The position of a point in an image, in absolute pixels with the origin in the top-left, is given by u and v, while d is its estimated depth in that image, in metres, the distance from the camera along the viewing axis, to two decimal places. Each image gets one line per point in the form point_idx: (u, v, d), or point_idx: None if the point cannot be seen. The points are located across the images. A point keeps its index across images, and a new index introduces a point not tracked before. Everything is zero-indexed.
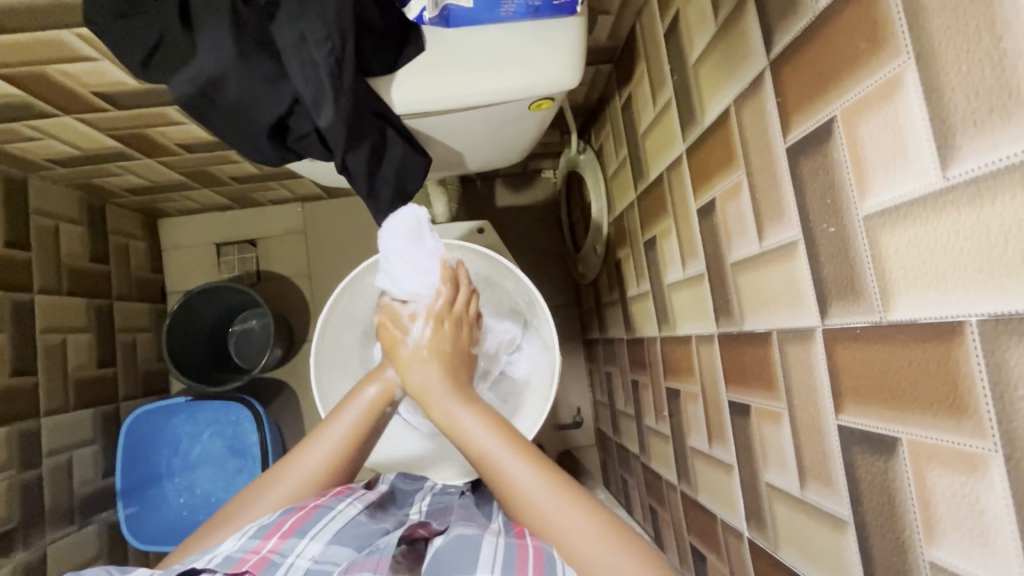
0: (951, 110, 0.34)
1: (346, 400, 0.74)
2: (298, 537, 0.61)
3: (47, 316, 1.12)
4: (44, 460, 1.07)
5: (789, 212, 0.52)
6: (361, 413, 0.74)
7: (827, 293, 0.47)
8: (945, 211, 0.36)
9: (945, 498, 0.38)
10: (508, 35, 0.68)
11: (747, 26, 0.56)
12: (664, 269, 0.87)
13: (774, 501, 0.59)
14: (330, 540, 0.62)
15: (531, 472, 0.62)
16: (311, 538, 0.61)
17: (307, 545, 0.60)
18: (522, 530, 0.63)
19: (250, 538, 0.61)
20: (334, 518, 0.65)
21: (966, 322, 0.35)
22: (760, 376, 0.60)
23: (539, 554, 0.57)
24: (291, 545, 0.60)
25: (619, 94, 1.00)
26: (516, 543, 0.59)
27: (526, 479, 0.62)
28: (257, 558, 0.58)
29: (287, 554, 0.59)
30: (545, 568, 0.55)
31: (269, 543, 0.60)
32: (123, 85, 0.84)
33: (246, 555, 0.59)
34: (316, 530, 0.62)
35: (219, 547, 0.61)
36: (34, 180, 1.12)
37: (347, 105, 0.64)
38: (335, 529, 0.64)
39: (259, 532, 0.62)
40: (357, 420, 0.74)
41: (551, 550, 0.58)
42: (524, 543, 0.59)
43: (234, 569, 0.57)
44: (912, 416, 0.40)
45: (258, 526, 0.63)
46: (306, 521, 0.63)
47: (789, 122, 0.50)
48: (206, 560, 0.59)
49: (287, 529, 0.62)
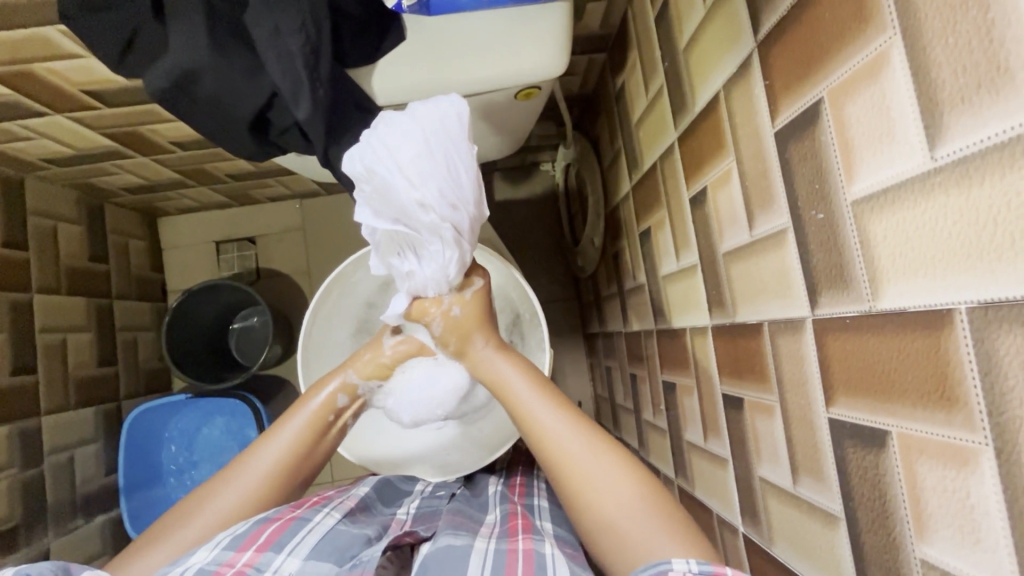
0: (939, 87, 0.33)
1: (292, 408, 0.72)
2: (275, 552, 0.61)
3: (47, 316, 1.13)
4: (46, 458, 1.08)
5: (778, 200, 0.50)
6: (303, 425, 0.71)
7: (816, 281, 0.46)
8: (933, 193, 0.34)
9: (935, 494, 0.37)
10: (490, 23, 0.66)
11: (737, 7, 0.54)
12: (659, 260, 0.85)
13: (767, 496, 0.58)
14: (308, 556, 0.62)
15: (580, 439, 0.61)
16: (288, 553, 0.62)
17: (284, 560, 0.61)
18: (511, 537, 0.65)
19: (224, 550, 0.61)
20: (311, 530, 0.66)
21: (954, 310, 0.34)
22: (752, 369, 0.58)
23: (527, 564, 0.59)
24: (268, 560, 0.61)
25: (613, 82, 0.98)
26: (505, 551, 0.62)
27: (571, 435, 0.62)
28: (232, 572, 0.58)
29: (264, 568, 0.60)
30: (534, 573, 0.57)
31: (244, 556, 0.60)
32: (110, 83, 0.83)
33: (221, 568, 0.59)
34: (293, 545, 0.63)
35: (190, 558, 0.60)
36: (31, 180, 1.13)
37: (325, 96, 0.63)
38: (313, 543, 0.64)
39: (233, 543, 0.61)
40: (299, 434, 0.71)
41: (540, 555, 0.60)
42: (513, 555, 0.60)
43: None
44: (902, 409, 0.38)
45: (232, 536, 0.63)
46: (283, 534, 0.64)
47: (777, 106, 0.49)
48: (178, 573, 0.58)
49: (262, 543, 0.62)
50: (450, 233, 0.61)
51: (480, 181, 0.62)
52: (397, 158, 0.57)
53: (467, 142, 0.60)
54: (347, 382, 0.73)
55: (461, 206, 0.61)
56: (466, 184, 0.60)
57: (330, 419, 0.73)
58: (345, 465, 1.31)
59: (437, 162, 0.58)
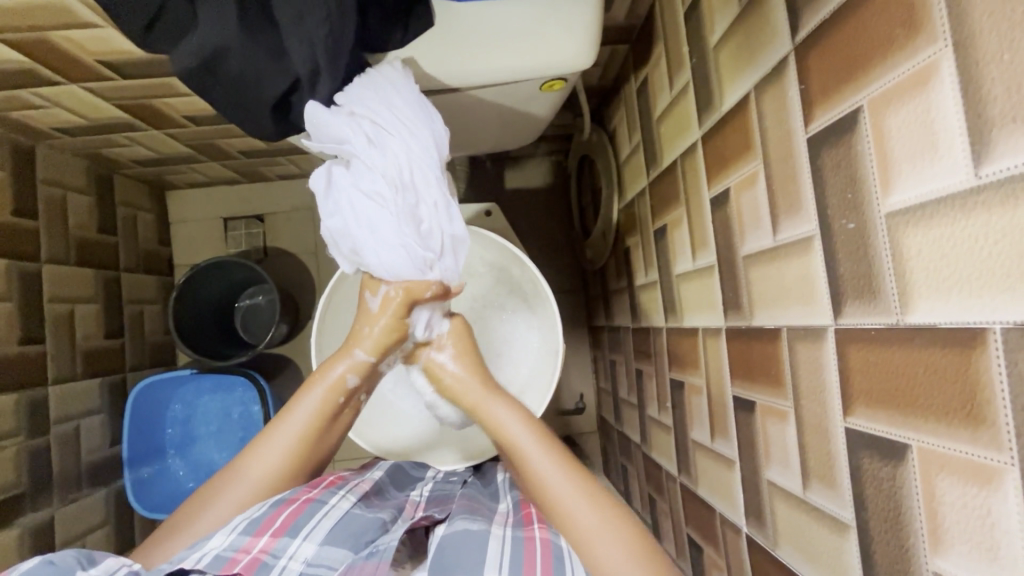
0: (990, 104, 0.32)
1: (309, 379, 0.70)
2: (291, 537, 0.63)
3: (56, 286, 1.13)
4: (53, 427, 1.09)
5: (806, 207, 0.50)
6: (313, 413, 0.69)
7: (841, 290, 0.46)
8: (976, 211, 0.34)
9: (954, 509, 0.37)
10: (517, 16, 0.67)
11: (773, 8, 0.53)
12: (673, 259, 0.85)
13: (775, 499, 0.59)
14: (323, 541, 0.64)
15: (560, 471, 0.64)
16: (304, 537, 0.63)
17: (300, 545, 0.62)
18: (526, 526, 0.66)
19: (240, 535, 0.62)
20: (326, 514, 0.67)
21: (989, 330, 0.33)
22: (766, 373, 0.59)
23: (546, 557, 0.60)
24: (284, 545, 0.62)
25: (635, 76, 0.97)
26: (522, 538, 0.63)
27: (547, 463, 0.65)
28: (248, 559, 0.60)
29: (279, 555, 0.61)
30: (553, 567, 0.59)
31: (260, 542, 0.61)
32: (128, 54, 0.82)
33: (237, 554, 0.60)
34: (308, 529, 0.64)
35: (207, 542, 0.62)
36: (41, 148, 1.12)
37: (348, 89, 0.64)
38: (328, 527, 0.65)
39: (249, 528, 0.62)
40: (310, 420, 0.69)
41: (557, 547, 0.62)
42: (531, 543, 0.62)
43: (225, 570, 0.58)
44: (925, 423, 0.38)
45: (247, 520, 0.64)
46: (298, 518, 0.65)
47: (812, 111, 0.48)
48: (195, 559, 0.59)
49: (278, 528, 0.63)
50: (381, 146, 0.67)
51: (424, 107, 0.68)
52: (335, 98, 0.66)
53: (406, 82, 0.67)
54: (354, 362, 0.70)
55: (391, 120, 0.66)
56: (400, 106, 0.66)
57: (339, 403, 0.71)
58: (346, 445, 1.32)
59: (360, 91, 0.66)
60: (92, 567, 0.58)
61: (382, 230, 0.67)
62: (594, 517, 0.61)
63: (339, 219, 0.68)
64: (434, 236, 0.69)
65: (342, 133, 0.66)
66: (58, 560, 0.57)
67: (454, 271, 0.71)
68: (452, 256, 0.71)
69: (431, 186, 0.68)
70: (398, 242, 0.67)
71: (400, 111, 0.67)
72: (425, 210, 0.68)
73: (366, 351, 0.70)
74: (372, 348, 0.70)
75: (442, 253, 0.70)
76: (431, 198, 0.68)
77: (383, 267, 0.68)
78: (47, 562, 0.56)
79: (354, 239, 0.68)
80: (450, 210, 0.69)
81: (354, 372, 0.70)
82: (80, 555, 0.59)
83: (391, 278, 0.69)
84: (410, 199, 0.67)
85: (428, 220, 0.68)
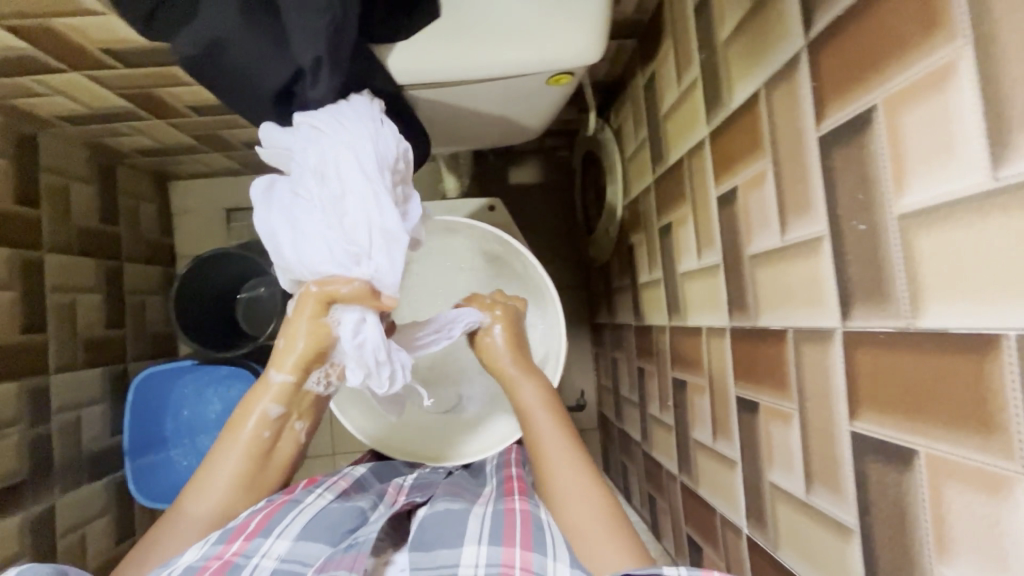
0: (1011, 105, 0.31)
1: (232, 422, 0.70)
2: (264, 537, 0.62)
3: (58, 275, 1.13)
4: (54, 416, 1.09)
5: (816, 207, 0.49)
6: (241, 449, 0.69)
7: (851, 292, 0.45)
8: (992, 214, 0.33)
9: (962, 517, 0.36)
10: (523, 10, 0.66)
11: (785, 3, 0.52)
12: (678, 257, 0.84)
13: (777, 501, 0.58)
14: (299, 536, 0.63)
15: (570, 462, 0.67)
16: (276, 536, 0.62)
17: (273, 543, 0.61)
18: (506, 499, 0.67)
19: (213, 545, 0.61)
20: (301, 512, 0.66)
21: (1003, 336, 0.33)
22: (771, 375, 0.58)
23: (526, 528, 0.60)
24: (257, 545, 0.61)
25: (642, 71, 0.95)
26: (502, 511, 0.63)
27: (561, 452, 0.68)
28: (219, 563, 0.59)
29: (251, 555, 0.60)
30: (533, 541, 0.58)
31: (233, 547, 0.61)
32: (131, 43, 0.82)
33: (208, 562, 0.59)
34: (281, 528, 0.63)
35: (179, 558, 0.61)
36: (44, 137, 1.11)
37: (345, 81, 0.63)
38: (304, 523, 0.65)
39: (222, 537, 0.62)
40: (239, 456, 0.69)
41: (537, 520, 0.62)
42: (511, 515, 0.62)
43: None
44: (934, 429, 0.38)
45: (220, 532, 0.63)
46: (272, 520, 0.64)
47: (823, 110, 0.47)
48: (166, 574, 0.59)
49: (250, 531, 0.62)
50: (316, 149, 0.63)
51: (370, 117, 0.65)
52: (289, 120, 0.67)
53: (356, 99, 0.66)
54: (275, 389, 0.68)
55: (330, 125, 0.64)
56: (339, 115, 0.64)
57: (268, 437, 0.70)
58: (347, 439, 1.32)
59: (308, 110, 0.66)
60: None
61: (309, 229, 0.63)
62: (579, 484, 0.65)
63: (270, 226, 0.65)
64: (363, 234, 0.62)
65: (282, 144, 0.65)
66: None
67: (389, 274, 0.62)
68: (385, 254, 0.62)
69: (359, 181, 0.62)
70: (321, 241, 0.63)
71: (338, 118, 0.64)
72: (355, 208, 0.62)
73: (284, 374, 0.67)
74: (294, 369, 0.66)
75: (373, 252, 0.62)
76: (359, 195, 0.62)
77: (307, 267, 0.63)
78: None
79: (283, 244, 0.64)
80: (381, 207, 0.62)
81: (275, 401, 0.68)
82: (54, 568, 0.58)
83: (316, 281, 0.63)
84: (335, 197, 0.62)
85: (358, 219, 0.62)
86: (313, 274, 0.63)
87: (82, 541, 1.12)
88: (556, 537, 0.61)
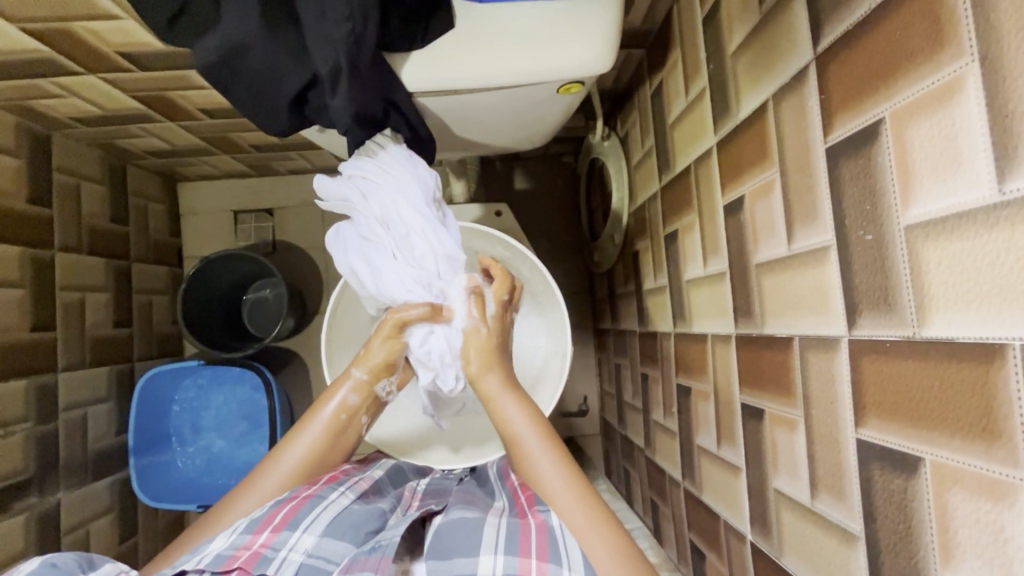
0: (1016, 119, 0.32)
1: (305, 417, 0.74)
2: (291, 531, 0.64)
3: (67, 274, 1.14)
4: (60, 414, 1.10)
5: (823, 217, 0.50)
6: (318, 434, 0.74)
7: (856, 301, 0.46)
8: (999, 226, 0.34)
9: (966, 523, 0.37)
10: (536, 19, 0.67)
11: (794, 17, 0.53)
12: (684, 264, 0.85)
13: (781, 507, 0.59)
14: (324, 533, 0.65)
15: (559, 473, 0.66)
16: (304, 530, 0.64)
17: (301, 537, 0.64)
18: (522, 515, 0.65)
19: (241, 535, 0.64)
20: (326, 508, 0.67)
21: (1008, 345, 0.33)
22: (776, 382, 0.59)
23: (542, 541, 0.60)
24: (285, 538, 0.63)
25: (649, 81, 0.97)
26: (517, 524, 0.63)
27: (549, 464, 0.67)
28: (249, 553, 0.61)
29: (279, 548, 0.62)
30: (549, 553, 0.58)
31: (260, 538, 0.63)
32: (147, 46, 0.83)
33: (237, 551, 0.62)
34: (308, 521, 0.65)
35: (209, 545, 0.63)
36: (57, 137, 1.13)
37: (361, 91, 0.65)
38: (329, 519, 0.66)
39: (251, 527, 0.64)
40: (316, 438, 0.73)
41: (552, 528, 0.62)
42: (525, 528, 0.62)
43: (225, 566, 0.60)
44: (939, 437, 0.38)
45: (248, 521, 0.65)
46: (298, 512, 0.66)
47: (832, 122, 0.48)
48: (197, 561, 0.61)
49: (277, 524, 0.64)
50: (375, 197, 0.77)
51: (414, 165, 0.78)
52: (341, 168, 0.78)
53: (398, 150, 0.78)
54: (356, 383, 0.75)
55: (381, 174, 0.77)
56: (390, 168, 0.77)
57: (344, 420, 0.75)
58: None
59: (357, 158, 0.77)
60: (91, 572, 0.60)
61: (384, 266, 0.77)
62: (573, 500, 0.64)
63: (348, 264, 0.78)
64: (430, 263, 0.77)
65: (342, 194, 0.77)
66: (59, 562, 0.59)
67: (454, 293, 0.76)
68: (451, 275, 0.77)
69: (421, 223, 0.77)
70: (396, 274, 0.76)
71: (390, 172, 0.77)
72: (419, 241, 0.77)
73: (365, 372, 0.75)
74: (371, 371, 0.75)
75: (440, 276, 0.77)
76: (422, 234, 0.77)
77: (389, 297, 0.77)
78: (47, 565, 0.58)
79: (363, 278, 0.77)
80: (440, 242, 0.77)
81: (356, 393, 0.75)
82: (80, 560, 0.60)
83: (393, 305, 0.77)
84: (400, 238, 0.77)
85: (425, 250, 0.77)
86: (393, 301, 0.77)
87: (86, 538, 1.13)
88: (569, 538, 0.60)
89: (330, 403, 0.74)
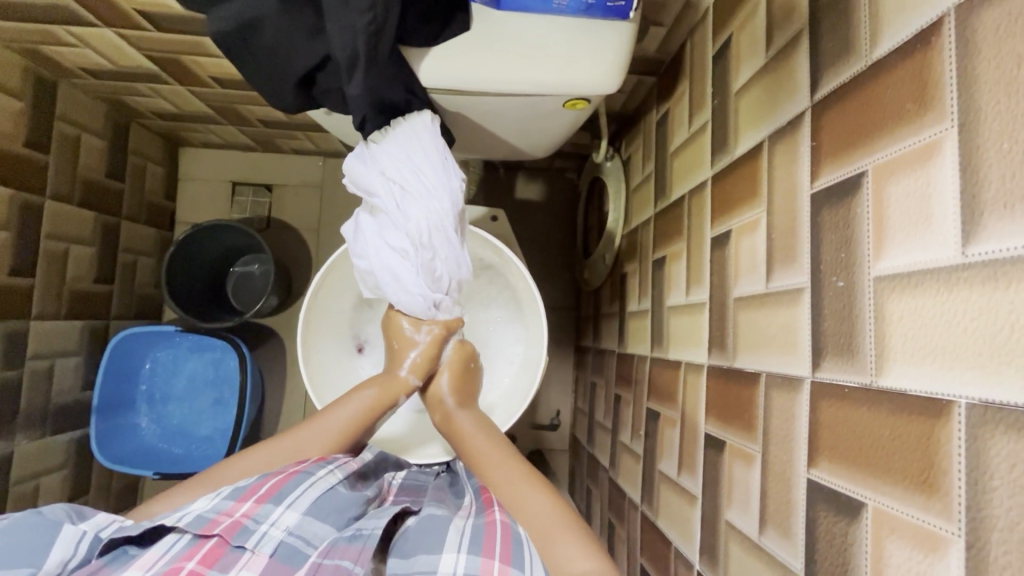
0: (985, 187, 0.34)
1: (343, 398, 0.77)
2: (274, 505, 0.63)
3: (53, 223, 1.13)
4: (27, 362, 1.08)
5: (801, 259, 0.51)
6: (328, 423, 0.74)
7: (822, 344, 0.47)
8: (959, 288, 0.35)
9: (899, 571, 0.38)
10: (553, 30, 0.68)
11: (796, 64, 0.55)
12: (667, 291, 0.86)
13: (730, 540, 0.59)
14: (307, 512, 0.63)
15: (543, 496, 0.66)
16: (287, 506, 0.63)
17: (283, 513, 0.62)
18: (487, 510, 0.64)
19: (224, 500, 0.63)
20: (314, 484, 0.66)
21: (954, 403, 0.35)
22: (740, 416, 0.59)
23: (507, 538, 0.58)
24: (267, 512, 0.62)
25: (657, 108, 0.99)
26: (482, 523, 0.61)
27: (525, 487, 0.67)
28: (230, 521, 0.60)
29: (262, 521, 0.61)
30: (512, 548, 0.56)
31: (243, 507, 0.62)
32: (166, 8, 0.83)
33: (219, 517, 0.60)
34: (294, 497, 0.64)
35: (191, 505, 0.63)
36: (64, 85, 1.12)
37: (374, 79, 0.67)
38: (313, 498, 0.65)
39: (234, 494, 0.63)
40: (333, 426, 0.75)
41: (517, 531, 0.60)
42: (491, 527, 0.60)
43: (205, 530, 0.59)
44: (882, 485, 0.39)
45: (233, 487, 0.65)
46: (285, 487, 0.65)
47: (819, 169, 0.49)
48: (178, 517, 0.60)
49: (263, 495, 0.63)
50: (404, 200, 0.77)
51: (448, 171, 0.78)
52: (375, 157, 0.79)
53: (434, 148, 0.78)
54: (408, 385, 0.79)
55: (415, 176, 0.77)
56: (424, 170, 0.77)
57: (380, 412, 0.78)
58: None
59: (392, 152, 0.78)
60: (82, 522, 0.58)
61: (402, 274, 0.78)
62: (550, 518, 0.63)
63: (367, 263, 0.80)
64: (445, 280, 0.79)
65: (373, 187, 0.78)
66: (45, 512, 0.57)
67: None
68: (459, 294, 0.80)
69: (444, 239, 0.78)
70: (413, 286, 0.78)
71: (423, 173, 0.78)
72: (436, 255, 0.78)
73: (414, 375, 0.79)
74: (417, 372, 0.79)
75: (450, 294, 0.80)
76: (443, 249, 0.78)
77: (404, 305, 0.79)
78: (34, 513, 0.55)
79: (376, 278, 0.80)
80: (459, 261, 0.79)
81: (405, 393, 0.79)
82: (70, 511, 0.59)
83: (409, 313, 0.80)
84: (424, 250, 0.77)
85: (440, 266, 0.78)
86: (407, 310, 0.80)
87: (35, 491, 1.10)
88: (533, 550, 0.58)
89: (363, 394, 0.77)
